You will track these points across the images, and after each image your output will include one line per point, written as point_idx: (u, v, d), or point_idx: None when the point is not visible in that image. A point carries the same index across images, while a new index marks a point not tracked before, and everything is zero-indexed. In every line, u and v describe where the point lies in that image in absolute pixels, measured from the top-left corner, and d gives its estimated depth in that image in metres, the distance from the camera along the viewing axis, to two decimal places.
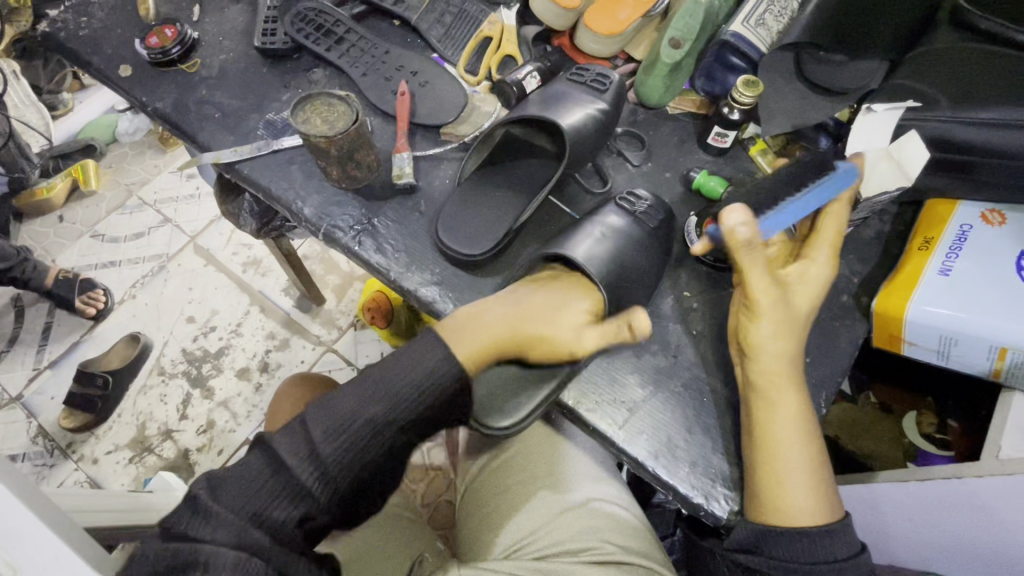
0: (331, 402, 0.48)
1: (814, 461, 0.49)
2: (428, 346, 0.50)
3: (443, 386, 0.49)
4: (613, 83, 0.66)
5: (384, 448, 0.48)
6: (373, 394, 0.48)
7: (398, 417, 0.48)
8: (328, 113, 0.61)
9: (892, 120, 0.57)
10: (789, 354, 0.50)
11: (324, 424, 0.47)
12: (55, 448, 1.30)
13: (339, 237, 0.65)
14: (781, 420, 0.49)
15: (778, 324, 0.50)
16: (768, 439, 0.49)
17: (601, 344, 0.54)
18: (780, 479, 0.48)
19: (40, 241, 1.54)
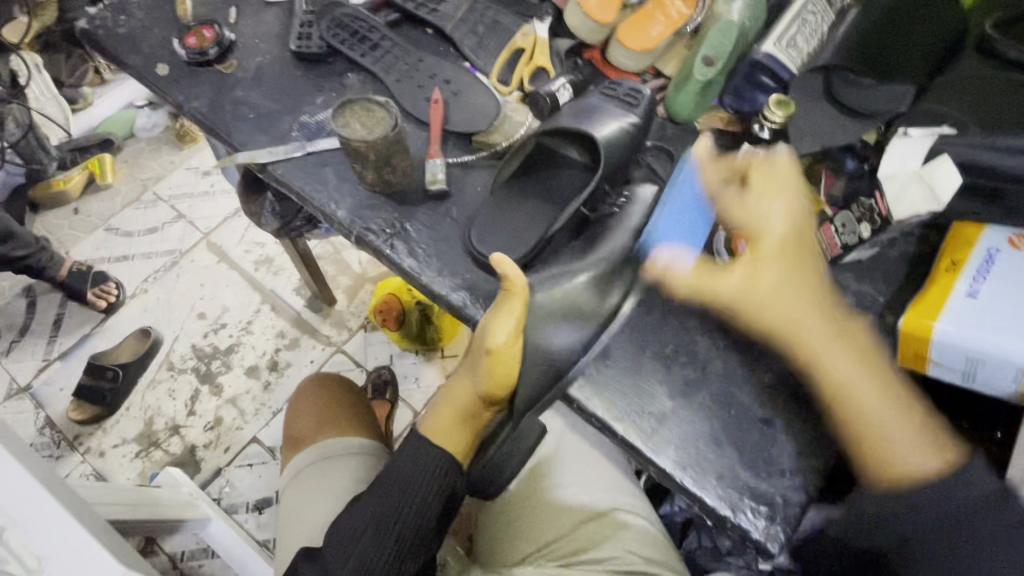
0: (345, 532, 0.61)
1: (913, 425, 0.48)
2: (415, 455, 0.59)
3: (426, 489, 0.58)
4: (645, 98, 0.67)
5: (394, 555, 0.59)
6: (374, 517, 0.59)
7: (400, 532, 0.59)
8: (367, 118, 0.63)
9: (926, 145, 0.57)
10: (806, 313, 0.50)
11: (343, 553, 0.59)
12: (62, 440, 1.31)
13: (371, 241, 0.66)
14: (862, 400, 0.49)
15: (835, 341, 0.50)
16: (845, 406, 0.49)
17: (508, 330, 0.52)
18: (886, 434, 0.48)
19: (54, 233, 1.56)
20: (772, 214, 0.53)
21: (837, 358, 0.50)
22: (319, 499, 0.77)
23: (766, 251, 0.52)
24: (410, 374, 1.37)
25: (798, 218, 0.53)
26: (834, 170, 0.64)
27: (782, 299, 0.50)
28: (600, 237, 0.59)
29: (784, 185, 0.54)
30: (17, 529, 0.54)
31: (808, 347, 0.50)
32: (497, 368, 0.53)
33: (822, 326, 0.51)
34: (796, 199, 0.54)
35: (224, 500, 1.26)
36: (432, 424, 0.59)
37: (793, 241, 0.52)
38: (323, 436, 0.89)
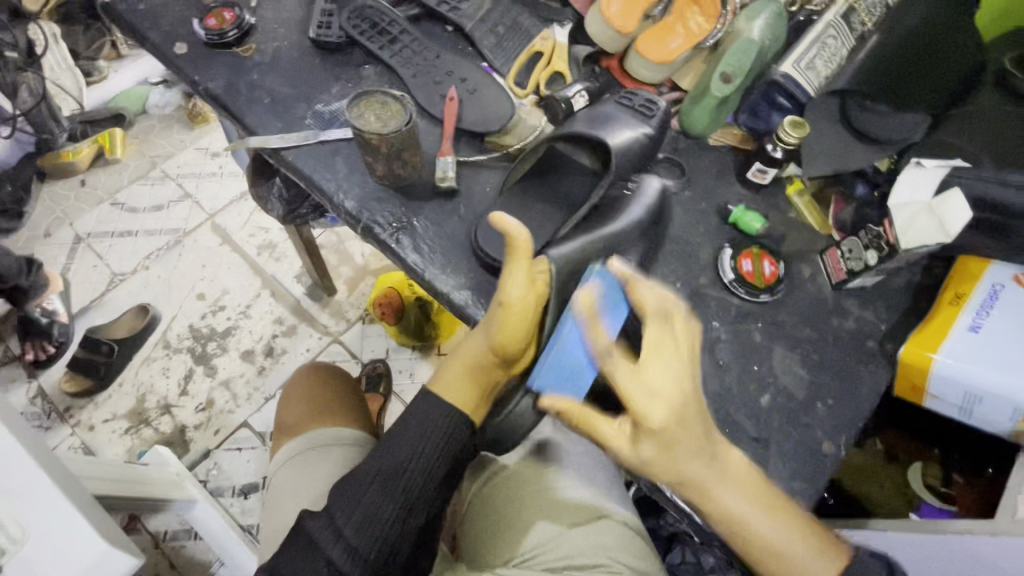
0: (348, 488, 0.56)
1: (796, 535, 0.47)
2: (426, 410, 0.57)
3: (438, 442, 0.56)
4: (660, 110, 0.67)
5: (401, 510, 0.56)
6: (380, 470, 0.56)
7: (407, 485, 0.56)
8: (381, 110, 0.63)
9: (938, 176, 0.57)
10: (698, 462, 0.45)
11: (347, 512, 0.55)
12: (52, 412, 1.31)
13: (377, 233, 0.66)
14: (757, 530, 0.46)
15: (738, 493, 0.46)
16: (744, 541, 0.47)
17: (519, 280, 0.51)
18: (781, 554, 0.46)
19: (60, 204, 1.55)
20: (660, 381, 0.43)
21: (732, 499, 0.46)
22: (309, 482, 0.77)
23: (651, 431, 0.43)
24: (404, 370, 1.37)
25: (688, 392, 0.44)
26: (845, 196, 0.66)
27: (682, 460, 0.44)
28: (615, 212, 0.61)
29: (680, 358, 0.45)
30: (8, 499, 0.55)
31: (708, 492, 0.45)
32: (510, 323, 0.51)
33: (715, 471, 0.45)
34: (685, 366, 0.44)
35: (211, 483, 1.26)
36: (441, 380, 0.58)
37: (680, 423, 0.43)
38: (316, 422, 0.89)
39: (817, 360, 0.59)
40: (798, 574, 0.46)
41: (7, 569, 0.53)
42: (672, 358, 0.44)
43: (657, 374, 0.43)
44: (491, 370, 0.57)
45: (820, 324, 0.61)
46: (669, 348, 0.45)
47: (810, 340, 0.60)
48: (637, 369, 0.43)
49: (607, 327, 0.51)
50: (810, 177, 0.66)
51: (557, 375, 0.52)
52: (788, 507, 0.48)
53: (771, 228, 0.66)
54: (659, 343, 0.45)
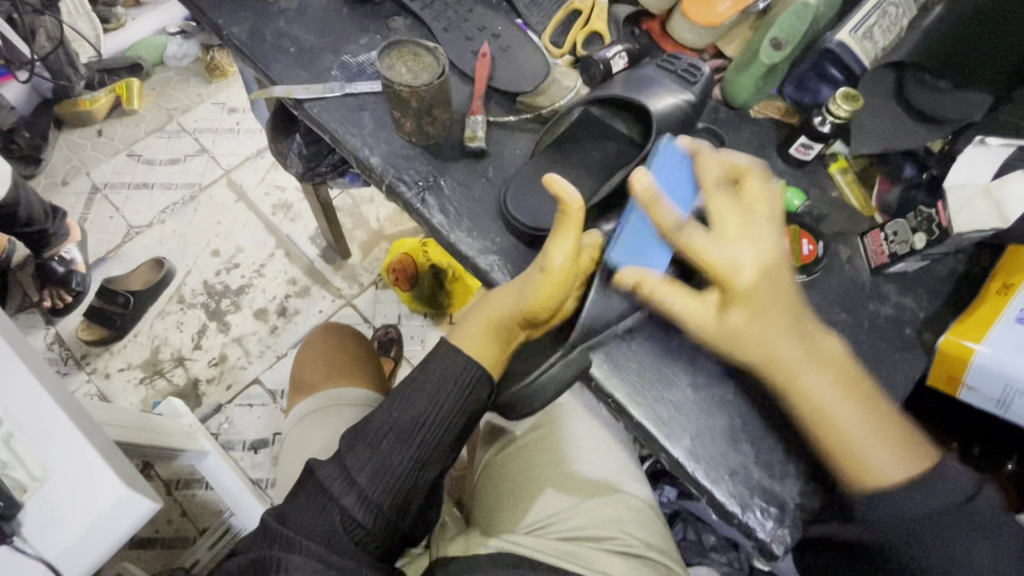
0: (362, 440, 0.56)
1: (876, 429, 0.47)
2: (446, 363, 0.56)
3: (456, 396, 0.55)
4: (704, 76, 0.63)
5: (415, 462, 0.55)
6: (397, 421, 0.55)
7: (423, 438, 0.55)
8: (413, 62, 0.60)
9: (999, 157, 0.54)
10: (781, 338, 0.47)
11: (361, 462, 0.55)
12: (70, 358, 1.33)
13: (402, 192, 0.64)
14: (833, 402, 0.47)
15: (820, 368, 0.48)
16: (824, 421, 0.48)
17: (566, 247, 0.49)
18: (862, 448, 0.47)
19: (77, 152, 1.54)
20: (740, 257, 0.46)
21: (817, 380, 0.48)
22: (323, 444, 0.77)
23: (739, 296, 0.47)
24: (416, 336, 1.37)
25: (773, 251, 0.47)
26: (890, 177, 0.63)
27: (768, 330, 0.47)
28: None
29: (757, 226, 0.48)
30: (27, 437, 0.55)
31: (787, 367, 0.48)
32: (546, 287, 0.50)
33: (804, 345, 0.48)
34: (762, 233, 0.48)
35: (222, 436, 1.28)
36: (463, 332, 0.57)
37: (767, 279, 0.47)
38: (331, 382, 0.89)
39: (850, 345, 0.58)
40: (871, 471, 0.47)
41: (29, 505, 0.54)
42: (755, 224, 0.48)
43: (741, 234, 0.47)
44: (514, 330, 0.55)
45: (855, 308, 0.59)
46: (755, 212, 0.48)
47: (844, 323, 0.58)
48: (739, 218, 0.48)
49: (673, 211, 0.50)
50: (856, 155, 0.63)
51: (628, 251, 0.51)
52: (885, 410, 0.48)
53: (812, 207, 0.63)
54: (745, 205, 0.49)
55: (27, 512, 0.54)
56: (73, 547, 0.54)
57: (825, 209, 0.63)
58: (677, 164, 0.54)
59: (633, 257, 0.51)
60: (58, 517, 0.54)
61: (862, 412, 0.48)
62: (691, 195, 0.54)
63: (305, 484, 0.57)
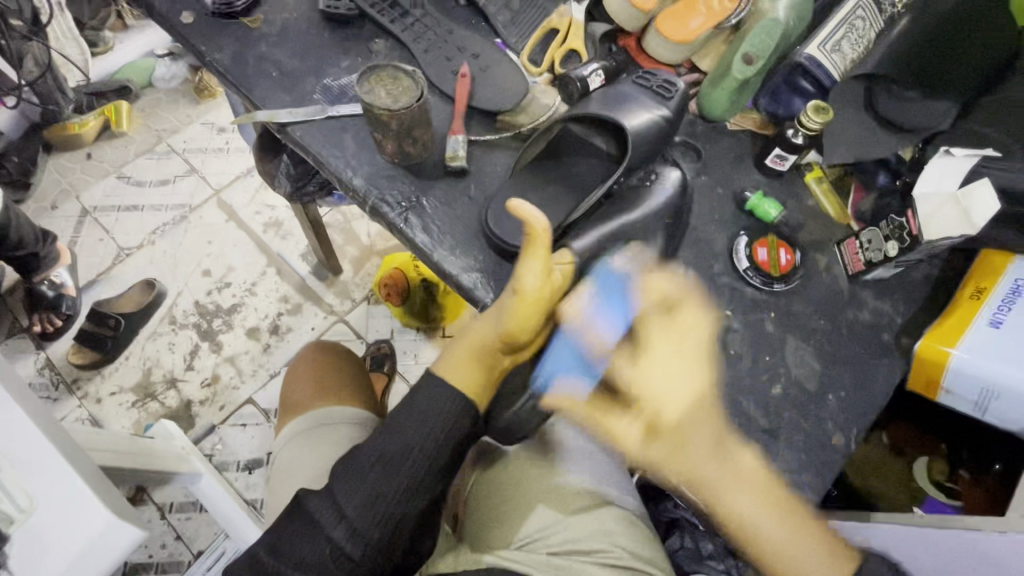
0: (350, 471, 0.56)
1: (785, 525, 0.49)
2: (431, 393, 0.56)
3: (442, 427, 0.55)
4: (678, 91, 0.65)
5: (404, 492, 0.55)
6: (386, 451, 0.55)
7: (410, 469, 0.55)
8: (392, 86, 0.61)
9: (965, 166, 0.56)
10: (704, 462, 0.49)
11: (350, 494, 0.55)
12: (61, 383, 1.32)
13: (386, 212, 0.65)
14: (746, 512, 0.49)
15: (751, 494, 0.50)
16: (748, 537, 0.50)
17: (535, 269, 0.50)
18: (783, 562, 0.49)
19: (66, 176, 1.54)
20: (676, 390, 0.48)
21: (743, 500, 0.49)
22: (313, 465, 0.77)
23: (665, 429, 0.49)
24: (409, 351, 1.37)
25: (698, 388, 0.49)
26: (864, 184, 0.65)
27: (690, 458, 0.49)
28: (635, 203, 0.61)
29: (683, 360, 0.49)
30: (14, 469, 0.55)
31: (707, 490, 0.49)
32: (520, 311, 0.51)
33: (718, 462, 0.49)
34: (685, 356, 0.49)
35: (216, 457, 1.27)
36: (446, 362, 0.58)
37: (690, 422, 0.48)
38: (320, 401, 0.89)
39: (830, 351, 0.58)
40: (791, 574, 0.49)
41: (16, 536, 0.54)
42: (686, 342, 0.50)
43: (668, 364, 0.49)
44: (496, 354, 0.57)
45: (835, 315, 0.60)
46: (682, 345, 0.50)
47: (824, 330, 0.59)
48: (673, 342, 0.50)
49: (606, 333, 0.52)
50: (830, 165, 0.65)
51: (604, 305, 0.53)
52: (801, 512, 0.50)
53: (789, 216, 0.64)
54: (670, 329, 0.50)
55: (15, 544, 0.54)
56: None
57: (802, 217, 0.64)
58: (613, 286, 0.54)
59: (570, 370, 0.53)
60: (44, 549, 0.54)
61: (773, 525, 0.49)
62: (622, 316, 0.52)
63: (293, 514, 0.57)
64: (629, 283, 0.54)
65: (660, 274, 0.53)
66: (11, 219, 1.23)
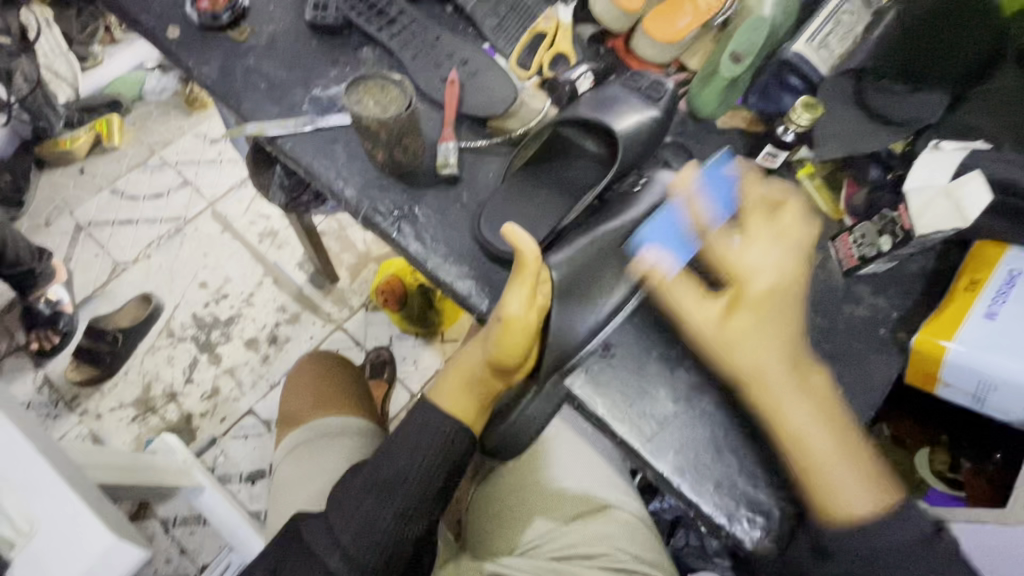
0: (345, 499, 0.56)
1: (841, 447, 0.49)
2: (422, 420, 0.56)
3: (434, 453, 0.55)
4: (667, 91, 0.65)
5: (399, 518, 0.55)
6: (378, 479, 0.56)
7: (405, 495, 0.55)
8: (380, 96, 0.61)
9: (955, 159, 0.56)
10: (768, 355, 0.50)
11: (345, 521, 0.55)
12: (60, 400, 1.32)
13: (378, 222, 0.65)
14: (786, 409, 0.49)
15: (813, 411, 0.49)
16: (797, 445, 0.49)
17: (521, 299, 0.51)
18: (827, 467, 0.48)
19: (60, 193, 1.54)
20: (759, 260, 0.52)
21: (801, 416, 0.49)
22: (311, 478, 0.76)
23: (746, 303, 0.51)
24: (408, 356, 1.37)
25: (790, 270, 0.52)
26: (857, 178, 0.64)
27: (751, 350, 0.50)
28: (609, 211, 0.59)
29: (785, 246, 0.53)
30: (12, 491, 0.55)
31: (771, 388, 0.50)
32: (507, 338, 0.51)
33: (793, 379, 0.50)
34: (785, 244, 0.53)
35: (218, 469, 1.27)
36: (438, 389, 0.57)
37: (773, 296, 0.51)
38: (320, 412, 0.89)
39: (827, 348, 0.58)
40: (836, 494, 0.48)
41: (16, 561, 0.54)
42: (788, 238, 0.54)
43: (765, 253, 0.53)
44: (489, 381, 0.55)
45: (831, 312, 0.60)
46: (784, 234, 0.54)
47: (820, 327, 0.59)
48: (774, 232, 0.54)
49: (709, 215, 0.55)
50: (822, 160, 0.64)
51: (658, 241, 0.54)
52: (854, 433, 0.50)
53: None
54: (767, 228, 0.54)
55: (20, 567, 0.53)
56: None
57: None
58: (717, 180, 0.57)
59: (663, 245, 0.54)
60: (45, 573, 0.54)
61: (827, 431, 0.49)
62: (726, 211, 0.56)
63: (290, 541, 0.56)
64: (733, 184, 0.57)
65: (766, 182, 0.57)
66: (5, 236, 1.22)
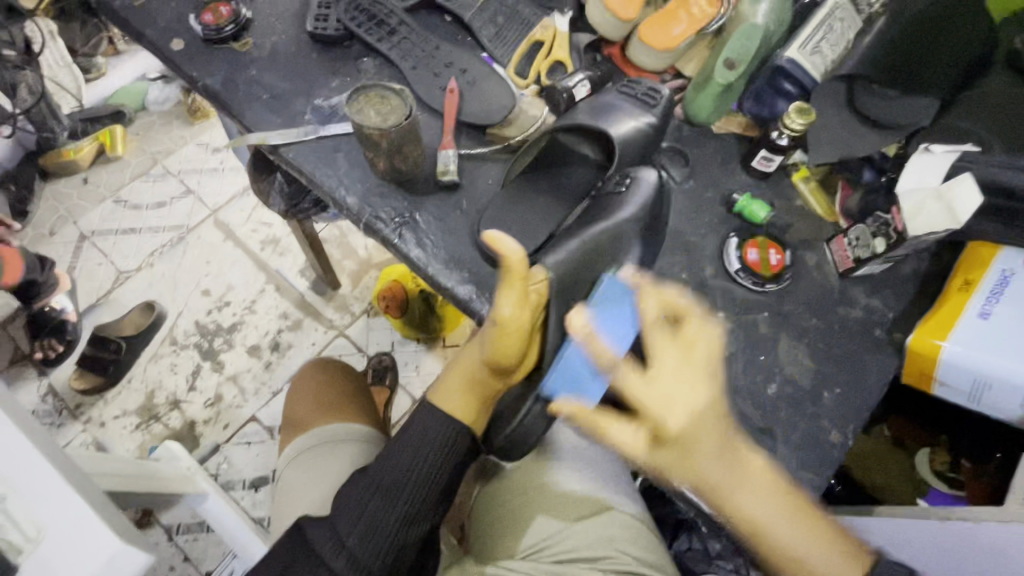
0: (350, 501, 0.56)
1: (802, 511, 0.46)
2: (425, 420, 0.56)
3: (439, 452, 0.56)
4: (663, 98, 0.66)
5: (403, 518, 0.56)
6: (383, 481, 0.56)
7: (410, 494, 0.56)
8: (381, 105, 0.62)
9: (947, 162, 0.57)
10: (713, 458, 0.44)
11: (351, 522, 0.55)
12: (64, 409, 1.32)
13: (379, 229, 0.66)
14: (749, 505, 0.45)
15: (758, 492, 0.46)
16: (761, 539, 0.46)
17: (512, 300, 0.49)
18: (792, 554, 0.45)
19: (64, 203, 1.55)
20: (676, 390, 0.43)
21: (762, 509, 0.45)
22: (316, 481, 0.77)
23: (671, 437, 0.43)
24: (410, 362, 1.37)
25: (701, 400, 0.43)
26: (851, 181, 0.65)
27: (700, 450, 0.44)
28: (606, 214, 0.61)
29: (693, 368, 0.44)
30: (21, 498, 0.56)
31: (722, 497, 0.45)
32: (502, 341, 0.50)
33: (735, 471, 0.45)
34: (696, 361, 0.44)
35: (221, 476, 1.28)
36: (440, 390, 0.58)
37: (704, 419, 0.43)
38: (323, 419, 0.89)
39: (823, 349, 0.59)
40: (811, 574, 0.45)
41: (26, 566, 0.55)
42: (694, 354, 0.44)
43: (673, 377, 0.43)
44: (489, 382, 0.56)
45: (827, 313, 0.60)
46: (694, 350, 0.44)
47: (816, 329, 0.60)
48: (681, 354, 0.44)
49: (613, 349, 0.51)
50: (816, 164, 0.65)
51: (611, 310, 0.53)
52: (820, 518, 0.46)
53: (777, 216, 0.65)
54: (678, 342, 0.45)
55: (26, 572, 0.54)
56: None
57: (790, 216, 0.65)
58: (621, 301, 0.54)
59: (566, 389, 0.52)
60: None
61: (783, 512, 0.46)
62: (631, 329, 0.52)
63: (293, 541, 0.56)
64: (635, 307, 0.53)
65: (660, 287, 0.49)
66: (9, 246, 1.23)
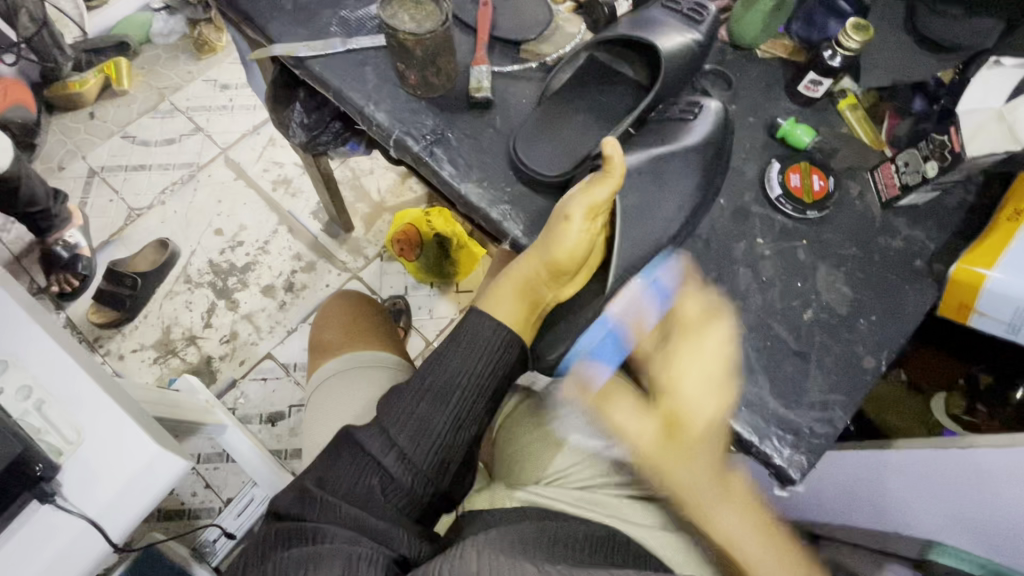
0: (399, 405, 0.57)
1: (768, 543, 0.50)
2: (477, 327, 0.57)
3: (490, 360, 0.56)
4: (710, 15, 0.62)
5: (451, 424, 0.56)
6: (431, 385, 0.56)
7: (459, 399, 0.56)
8: (415, 10, 0.59)
9: (1015, 77, 0.55)
10: (701, 483, 0.50)
11: (400, 424, 0.56)
12: (82, 341, 1.34)
13: (410, 146, 0.64)
14: (721, 520, 0.50)
15: (739, 512, 0.51)
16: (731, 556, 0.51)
17: (595, 190, 0.53)
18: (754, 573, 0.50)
19: (71, 136, 1.52)
20: (697, 404, 0.50)
21: (728, 520, 0.50)
22: (347, 401, 0.79)
23: (682, 431, 0.50)
24: (423, 306, 1.37)
25: (715, 413, 0.51)
26: (900, 111, 0.63)
27: (691, 457, 0.50)
28: (669, 138, 0.60)
29: (716, 384, 0.51)
30: (58, 403, 0.57)
31: (697, 509, 0.51)
32: (568, 233, 0.54)
33: (716, 490, 0.51)
34: (715, 378, 0.51)
35: (239, 410, 1.30)
36: (490, 297, 0.58)
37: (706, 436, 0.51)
38: (348, 344, 0.90)
39: (861, 278, 0.58)
40: None
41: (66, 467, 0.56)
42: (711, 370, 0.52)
43: (697, 376, 0.51)
44: (541, 290, 0.57)
45: (866, 243, 0.59)
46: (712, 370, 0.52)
47: (855, 258, 0.59)
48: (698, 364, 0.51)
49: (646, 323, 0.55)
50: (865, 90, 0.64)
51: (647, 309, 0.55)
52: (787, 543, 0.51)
53: (822, 141, 0.63)
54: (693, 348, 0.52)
55: (66, 471, 0.55)
56: (112, 503, 0.56)
57: (834, 145, 0.63)
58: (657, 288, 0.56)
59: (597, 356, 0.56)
60: (94, 476, 0.56)
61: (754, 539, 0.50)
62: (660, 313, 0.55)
63: (339, 446, 0.57)
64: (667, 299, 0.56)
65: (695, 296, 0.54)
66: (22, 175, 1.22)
